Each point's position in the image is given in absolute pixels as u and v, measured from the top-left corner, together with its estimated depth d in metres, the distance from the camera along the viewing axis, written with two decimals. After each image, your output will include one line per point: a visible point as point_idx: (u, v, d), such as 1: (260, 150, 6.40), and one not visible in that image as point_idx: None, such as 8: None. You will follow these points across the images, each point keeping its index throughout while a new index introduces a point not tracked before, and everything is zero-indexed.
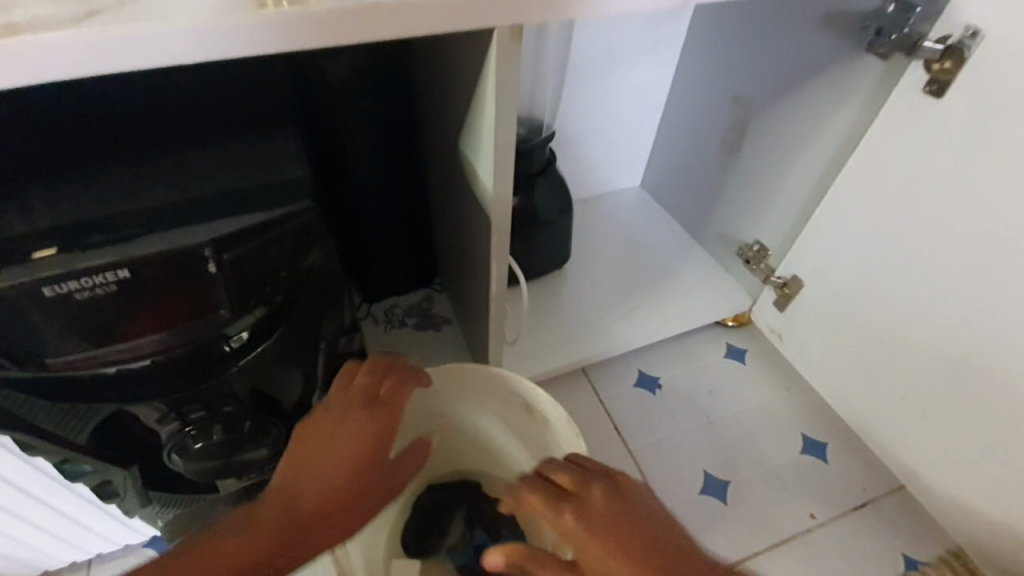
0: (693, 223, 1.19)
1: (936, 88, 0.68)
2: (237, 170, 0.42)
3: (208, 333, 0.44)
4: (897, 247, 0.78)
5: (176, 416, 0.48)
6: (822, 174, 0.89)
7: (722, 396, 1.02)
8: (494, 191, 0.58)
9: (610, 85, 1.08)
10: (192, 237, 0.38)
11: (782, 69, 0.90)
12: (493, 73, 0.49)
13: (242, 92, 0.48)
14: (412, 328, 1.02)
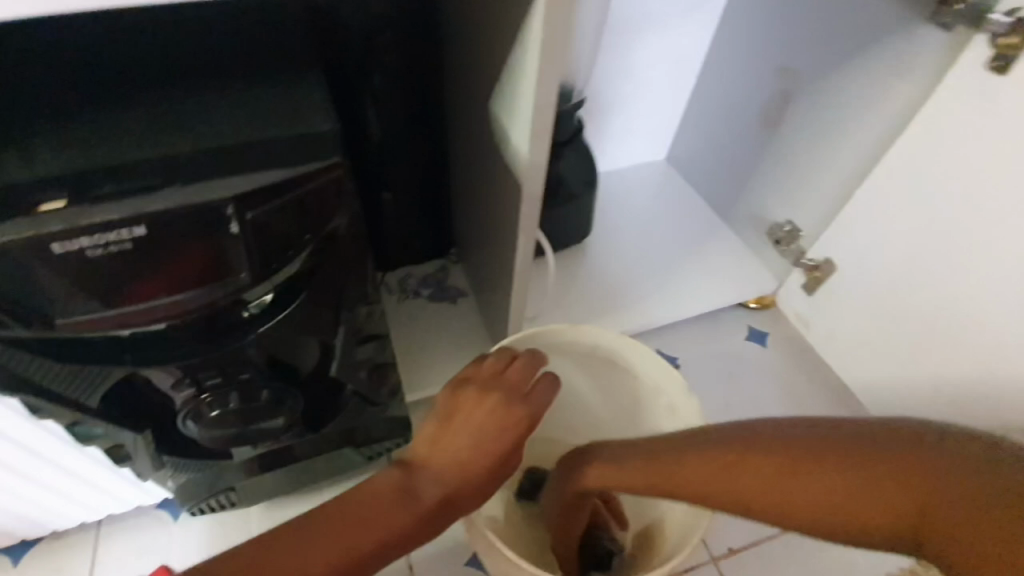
0: (720, 199, 1.15)
1: (1001, 63, 0.64)
2: (260, 122, 0.38)
3: (228, 297, 0.41)
4: (945, 230, 0.74)
5: (191, 382, 0.46)
6: (865, 153, 0.84)
7: (742, 380, 1.00)
8: (529, 156, 0.54)
9: (643, 50, 1.02)
10: (213, 194, 0.35)
11: (830, 37, 0.85)
12: (537, 24, 0.45)
13: (261, 38, 0.44)
14: (427, 298, 1.00)
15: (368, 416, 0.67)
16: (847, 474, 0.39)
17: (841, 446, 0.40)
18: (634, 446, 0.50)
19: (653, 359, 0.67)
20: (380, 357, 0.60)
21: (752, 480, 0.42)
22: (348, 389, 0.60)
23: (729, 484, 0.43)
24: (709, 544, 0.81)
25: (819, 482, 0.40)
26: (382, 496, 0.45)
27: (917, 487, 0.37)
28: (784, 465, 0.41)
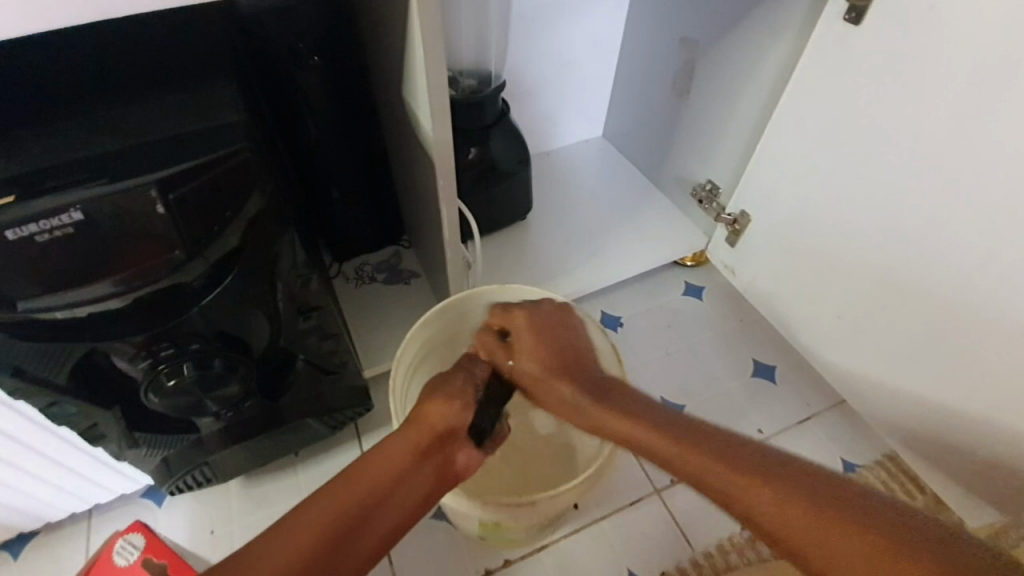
0: (650, 167, 1.23)
1: (855, 15, 0.71)
2: (175, 119, 0.45)
3: (167, 273, 0.47)
4: (831, 171, 0.82)
5: (147, 355, 0.53)
6: (761, 109, 0.93)
7: (680, 331, 1.08)
8: (434, 134, 0.61)
9: (561, 34, 1.09)
10: (138, 179, 0.42)
11: (721, 7, 0.93)
12: (416, 16, 0.53)
13: (176, 47, 0.51)
14: (382, 283, 1.07)
15: (324, 386, 0.73)
16: (744, 488, 0.44)
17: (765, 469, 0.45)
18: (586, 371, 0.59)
19: (577, 311, 0.73)
20: (326, 328, 0.66)
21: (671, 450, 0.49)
22: (299, 359, 0.67)
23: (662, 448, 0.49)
24: (653, 477, 0.90)
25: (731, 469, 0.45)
26: (384, 448, 0.52)
27: (799, 506, 0.42)
28: (701, 456, 0.47)
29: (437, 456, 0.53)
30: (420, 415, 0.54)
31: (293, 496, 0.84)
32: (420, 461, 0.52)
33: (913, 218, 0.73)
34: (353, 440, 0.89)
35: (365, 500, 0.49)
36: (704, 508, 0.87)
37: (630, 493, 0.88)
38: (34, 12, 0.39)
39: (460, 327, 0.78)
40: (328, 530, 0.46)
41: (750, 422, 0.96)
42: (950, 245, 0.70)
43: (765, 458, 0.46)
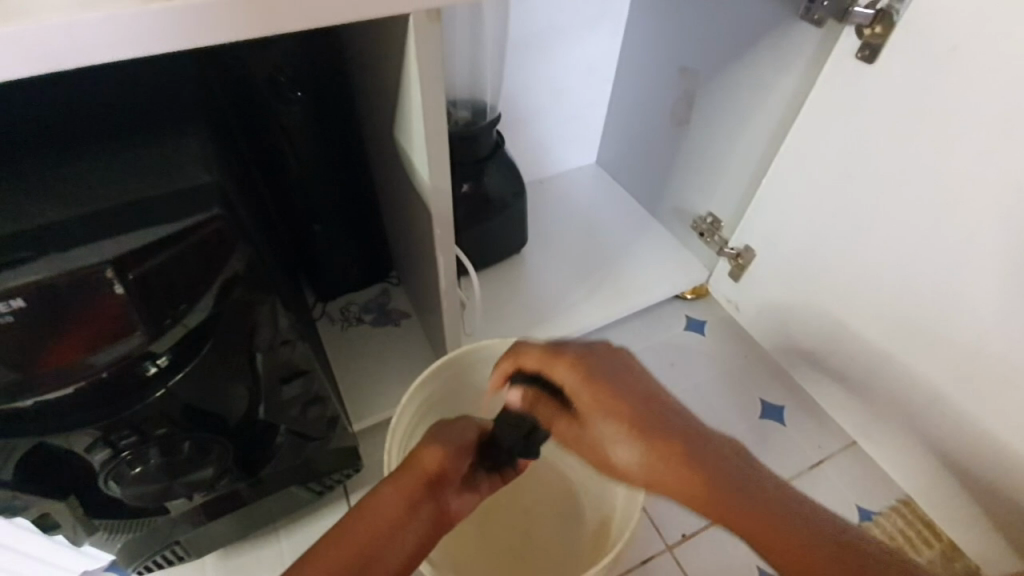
0: (647, 197, 1.20)
1: (869, 53, 0.68)
2: (137, 182, 0.39)
3: (130, 355, 0.41)
4: (842, 210, 0.79)
5: (106, 443, 0.46)
6: (765, 142, 0.90)
7: (685, 369, 1.04)
8: (432, 182, 0.56)
9: (556, 62, 1.06)
10: (90, 257, 0.36)
11: (722, 38, 0.90)
12: (413, 59, 0.48)
13: (143, 95, 0.45)
14: (370, 324, 1.00)
15: (310, 452, 0.67)
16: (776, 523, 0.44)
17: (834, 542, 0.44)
18: (650, 402, 0.48)
19: None
20: (311, 393, 0.60)
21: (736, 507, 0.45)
22: (282, 429, 0.60)
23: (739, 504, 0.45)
24: (664, 532, 0.84)
25: (799, 531, 0.44)
26: (376, 499, 0.46)
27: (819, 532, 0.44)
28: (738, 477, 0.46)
29: (435, 502, 0.49)
30: (410, 459, 0.50)
31: (276, 567, 0.77)
32: (417, 510, 0.47)
33: (930, 261, 0.71)
34: (342, 501, 0.82)
35: (362, 551, 0.44)
36: (719, 564, 0.82)
37: (641, 550, 0.83)
38: None
39: (459, 383, 0.72)
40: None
41: None
42: (974, 290, 0.67)
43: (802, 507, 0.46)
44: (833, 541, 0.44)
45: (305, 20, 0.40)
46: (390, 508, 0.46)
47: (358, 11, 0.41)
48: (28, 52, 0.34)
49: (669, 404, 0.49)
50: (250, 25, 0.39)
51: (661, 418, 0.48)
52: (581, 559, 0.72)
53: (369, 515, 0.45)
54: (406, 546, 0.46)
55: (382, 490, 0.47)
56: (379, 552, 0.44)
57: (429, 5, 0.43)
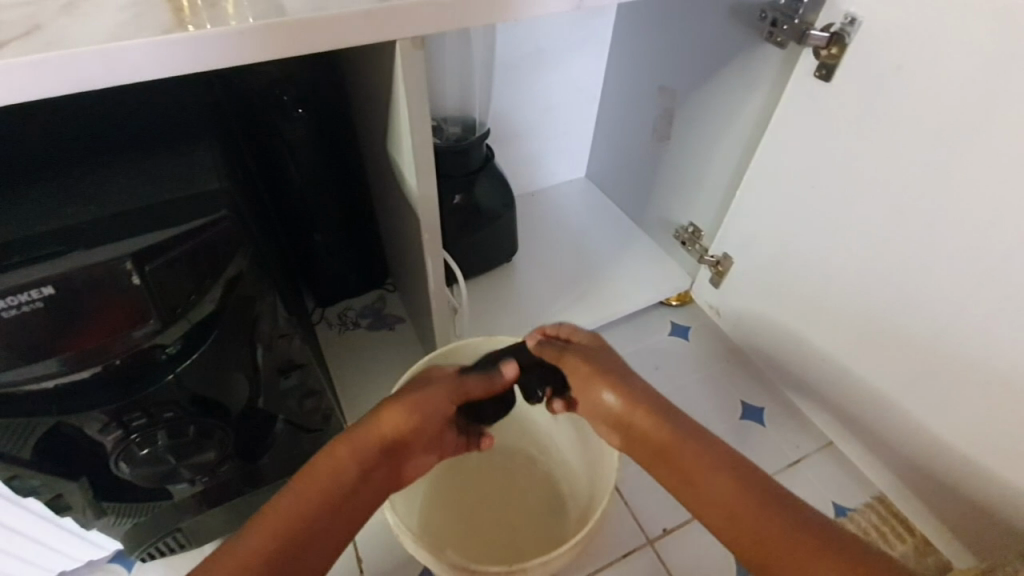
0: (633, 208, 1.25)
1: (825, 72, 0.74)
2: (153, 187, 0.44)
3: (143, 342, 0.46)
4: (809, 218, 0.84)
5: (118, 424, 0.51)
6: (739, 155, 0.95)
7: (668, 373, 1.08)
8: (419, 190, 0.62)
9: (544, 81, 1.12)
10: (112, 251, 0.41)
11: (697, 59, 0.96)
12: (401, 81, 0.53)
13: (158, 111, 0.51)
14: (366, 328, 1.05)
15: (305, 443, 0.71)
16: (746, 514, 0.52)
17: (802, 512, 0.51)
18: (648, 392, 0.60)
19: None
20: (307, 385, 0.65)
21: (714, 467, 0.54)
22: (279, 419, 0.64)
23: (717, 465, 0.54)
24: (646, 527, 0.88)
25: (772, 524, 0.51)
26: (336, 451, 0.53)
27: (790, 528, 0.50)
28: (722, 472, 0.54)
29: (388, 461, 0.55)
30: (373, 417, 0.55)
31: None
32: (367, 473, 0.53)
33: (888, 264, 0.75)
34: None
35: (319, 501, 0.51)
36: (698, 559, 0.85)
37: (622, 545, 0.86)
38: (15, 86, 0.39)
39: None
40: (287, 532, 0.49)
41: None
42: (929, 291, 0.71)
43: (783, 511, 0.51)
44: (802, 534, 0.50)
45: (302, 47, 0.45)
46: (349, 461, 0.52)
47: (348, 39, 0.47)
48: (63, 74, 0.40)
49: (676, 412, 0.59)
50: (254, 52, 0.44)
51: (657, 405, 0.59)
52: (566, 537, 0.77)
53: (333, 468, 0.52)
54: (364, 496, 0.53)
55: (341, 442, 0.53)
56: (341, 500, 0.52)
57: (413, 33, 0.49)
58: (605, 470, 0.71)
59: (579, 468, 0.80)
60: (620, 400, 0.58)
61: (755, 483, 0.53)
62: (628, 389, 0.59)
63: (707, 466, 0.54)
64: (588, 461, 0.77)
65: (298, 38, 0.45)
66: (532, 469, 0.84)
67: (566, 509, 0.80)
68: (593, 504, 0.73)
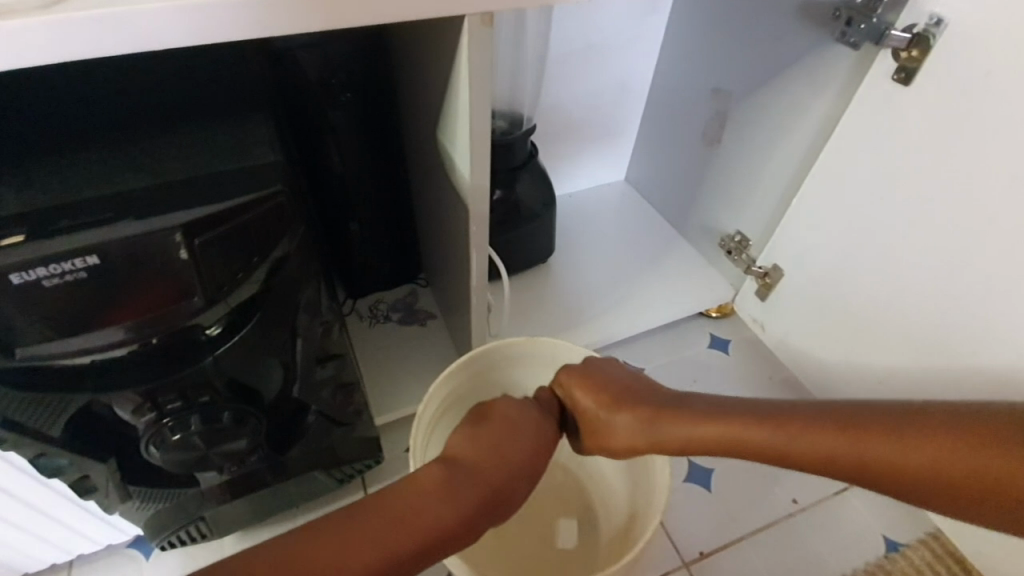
0: (675, 214, 1.20)
1: (905, 75, 0.69)
2: (208, 157, 0.42)
3: (186, 319, 0.44)
4: (875, 231, 0.79)
5: (152, 406, 0.48)
6: (798, 162, 0.90)
7: (707, 387, 1.03)
8: (471, 178, 0.58)
9: (593, 78, 1.08)
10: (164, 221, 0.38)
11: (756, 60, 0.92)
12: (464, 63, 0.50)
13: (213, 80, 0.49)
14: (396, 323, 1.02)
15: (335, 437, 0.68)
16: (849, 430, 0.52)
17: (883, 424, 0.52)
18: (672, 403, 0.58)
19: None
20: (343, 377, 0.62)
21: (803, 440, 0.53)
22: (313, 410, 0.62)
23: (808, 450, 0.53)
24: (681, 548, 0.83)
25: (862, 429, 0.52)
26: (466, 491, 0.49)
27: (870, 425, 0.52)
28: (787, 423, 0.54)
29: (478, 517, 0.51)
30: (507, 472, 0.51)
31: None
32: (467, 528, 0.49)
33: (964, 281, 0.69)
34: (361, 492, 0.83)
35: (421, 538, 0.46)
36: None
37: (656, 565, 0.82)
38: (73, 42, 0.37)
39: (485, 378, 0.74)
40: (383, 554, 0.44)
41: (784, 492, 0.89)
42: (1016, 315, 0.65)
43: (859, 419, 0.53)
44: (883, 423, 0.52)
45: (368, 18, 0.43)
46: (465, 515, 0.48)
47: (417, 12, 0.44)
48: (124, 32, 0.38)
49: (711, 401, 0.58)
50: (319, 21, 0.42)
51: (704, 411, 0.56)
52: (599, 561, 0.73)
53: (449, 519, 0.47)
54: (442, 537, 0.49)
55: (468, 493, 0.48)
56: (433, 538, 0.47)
57: (482, 10, 0.46)
58: (649, 489, 0.67)
59: (616, 484, 0.76)
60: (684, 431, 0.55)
61: (840, 431, 0.52)
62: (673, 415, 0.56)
63: (800, 442, 0.53)
64: (627, 477, 0.73)
65: (365, 7, 0.42)
66: (564, 480, 0.81)
67: (599, 524, 0.77)
68: (634, 523, 0.69)
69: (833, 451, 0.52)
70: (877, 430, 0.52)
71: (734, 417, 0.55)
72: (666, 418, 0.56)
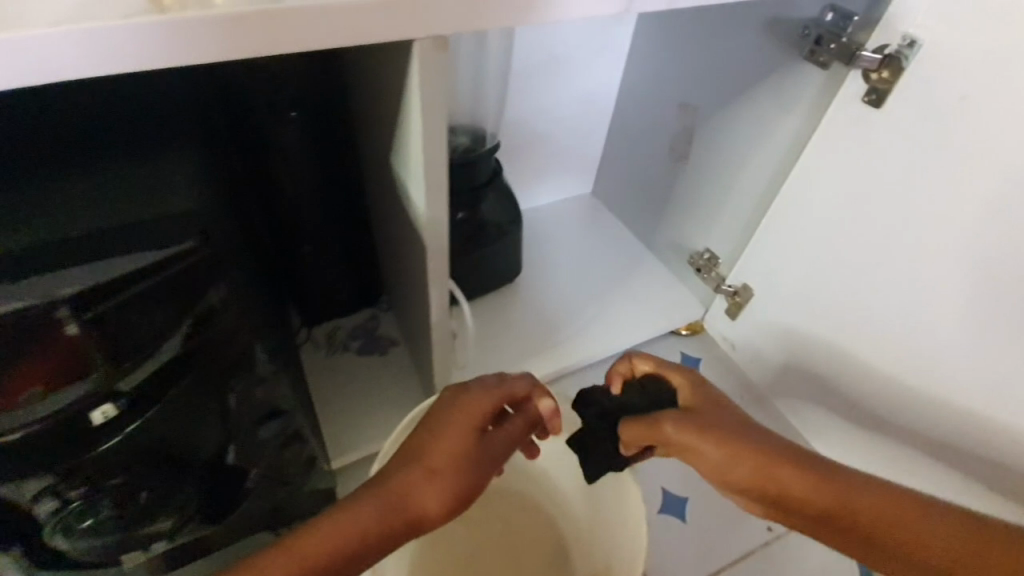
0: (645, 229, 1.18)
1: (875, 97, 0.68)
2: (107, 208, 0.36)
3: (85, 399, 0.37)
4: (846, 254, 0.77)
5: (53, 495, 0.41)
6: (768, 181, 0.89)
7: None
8: (429, 212, 0.53)
9: (559, 91, 1.04)
10: (45, 292, 0.32)
11: (724, 76, 0.90)
12: (416, 88, 0.45)
13: (128, 122, 0.44)
14: (355, 352, 0.95)
15: (284, 493, 0.61)
16: (868, 495, 0.48)
17: (922, 500, 0.48)
18: (723, 421, 0.53)
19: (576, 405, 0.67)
20: (289, 433, 0.56)
21: (818, 489, 0.48)
22: (255, 473, 0.55)
23: (838, 500, 0.48)
24: None
25: (874, 498, 0.48)
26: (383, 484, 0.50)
27: (883, 490, 0.48)
28: (806, 471, 0.49)
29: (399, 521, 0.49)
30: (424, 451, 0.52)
31: None
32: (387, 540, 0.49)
33: (938, 309, 0.68)
34: None
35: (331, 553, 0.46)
36: None
37: None
38: None
39: None
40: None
41: (759, 519, 0.87)
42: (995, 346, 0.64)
43: (885, 488, 0.49)
44: (887, 489, 0.48)
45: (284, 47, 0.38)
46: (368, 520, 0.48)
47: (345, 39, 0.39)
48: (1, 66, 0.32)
49: (751, 425, 0.53)
50: (227, 47, 0.36)
51: (738, 434, 0.52)
52: None
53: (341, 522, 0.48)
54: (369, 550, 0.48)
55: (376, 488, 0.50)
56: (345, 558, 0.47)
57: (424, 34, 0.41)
58: (625, 541, 0.63)
59: (589, 531, 0.71)
60: (723, 452, 0.51)
61: (903, 509, 0.47)
62: (704, 431, 0.52)
63: (816, 492, 0.48)
64: (602, 525, 0.69)
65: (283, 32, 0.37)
66: (536, 524, 0.76)
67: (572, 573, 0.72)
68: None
69: (844, 508, 0.48)
70: (893, 492, 0.48)
71: (772, 453, 0.50)
72: (695, 428, 0.52)
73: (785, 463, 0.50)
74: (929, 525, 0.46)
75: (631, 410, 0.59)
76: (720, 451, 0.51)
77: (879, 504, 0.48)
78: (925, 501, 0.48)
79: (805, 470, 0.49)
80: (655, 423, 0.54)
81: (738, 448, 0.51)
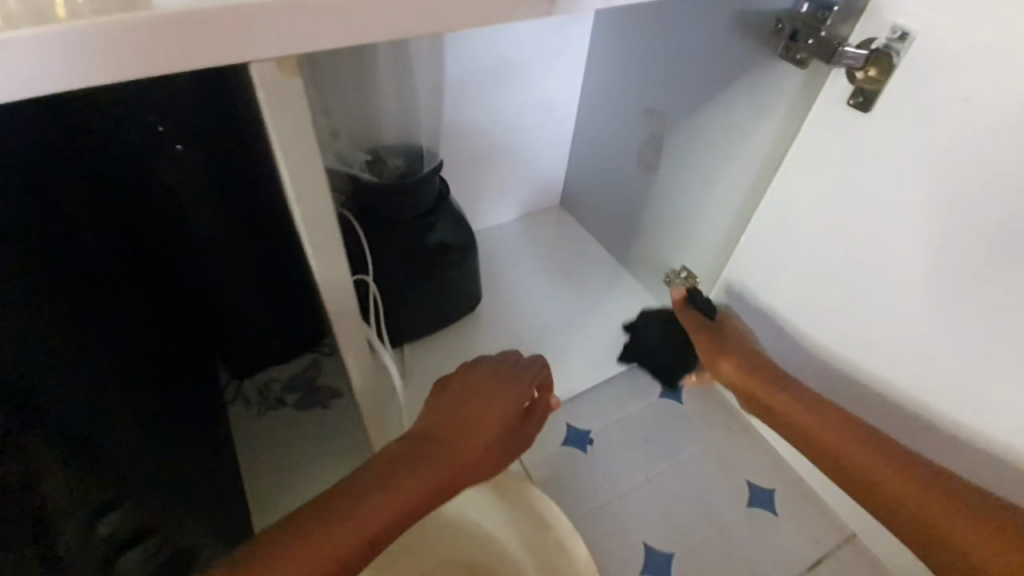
0: (617, 244, 1.08)
1: (862, 100, 0.58)
2: None
3: None
4: (833, 276, 0.68)
5: None
6: (746, 193, 0.79)
7: (663, 448, 0.90)
8: (324, 275, 0.43)
9: (513, 100, 0.94)
10: None
11: (692, 78, 0.80)
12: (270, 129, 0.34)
13: None
14: (294, 406, 0.85)
15: None
16: (916, 495, 0.56)
17: (988, 514, 0.53)
18: (796, 390, 0.70)
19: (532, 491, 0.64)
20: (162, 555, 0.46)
21: (868, 457, 0.60)
22: None
23: (898, 479, 0.57)
24: None
25: (934, 492, 0.55)
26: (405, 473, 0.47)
27: (915, 470, 0.57)
28: (893, 448, 0.60)
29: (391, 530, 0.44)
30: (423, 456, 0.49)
31: None
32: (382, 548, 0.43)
33: (942, 342, 0.59)
34: None
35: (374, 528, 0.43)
36: None
37: None
38: None
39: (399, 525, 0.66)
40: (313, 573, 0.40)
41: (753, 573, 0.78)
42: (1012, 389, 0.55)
43: (921, 471, 0.57)
44: (944, 491, 0.55)
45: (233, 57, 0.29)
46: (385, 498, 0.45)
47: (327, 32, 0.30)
48: None
49: (845, 414, 0.65)
50: (135, 71, 0.27)
51: (820, 415, 0.66)
52: None
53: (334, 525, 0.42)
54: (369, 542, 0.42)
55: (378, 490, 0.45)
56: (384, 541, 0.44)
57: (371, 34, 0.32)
58: None
59: None
60: (807, 411, 0.67)
61: (940, 498, 0.55)
62: (783, 386, 0.71)
63: (869, 462, 0.59)
64: None
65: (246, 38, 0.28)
66: None
67: None
68: None
69: (900, 486, 0.57)
70: (944, 495, 0.55)
71: (833, 426, 0.64)
72: (779, 386, 0.70)
73: (845, 430, 0.63)
74: (963, 526, 0.53)
75: (726, 352, 0.76)
76: (812, 419, 0.66)
77: (925, 487, 0.56)
78: (994, 519, 0.52)
79: (869, 451, 0.60)
80: (784, 385, 0.71)
81: (834, 418, 0.65)
